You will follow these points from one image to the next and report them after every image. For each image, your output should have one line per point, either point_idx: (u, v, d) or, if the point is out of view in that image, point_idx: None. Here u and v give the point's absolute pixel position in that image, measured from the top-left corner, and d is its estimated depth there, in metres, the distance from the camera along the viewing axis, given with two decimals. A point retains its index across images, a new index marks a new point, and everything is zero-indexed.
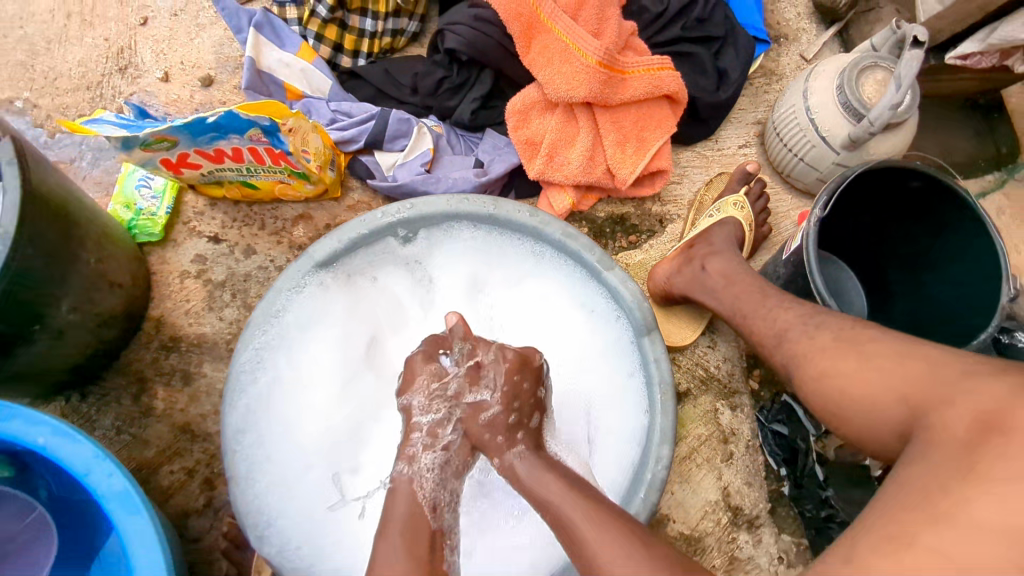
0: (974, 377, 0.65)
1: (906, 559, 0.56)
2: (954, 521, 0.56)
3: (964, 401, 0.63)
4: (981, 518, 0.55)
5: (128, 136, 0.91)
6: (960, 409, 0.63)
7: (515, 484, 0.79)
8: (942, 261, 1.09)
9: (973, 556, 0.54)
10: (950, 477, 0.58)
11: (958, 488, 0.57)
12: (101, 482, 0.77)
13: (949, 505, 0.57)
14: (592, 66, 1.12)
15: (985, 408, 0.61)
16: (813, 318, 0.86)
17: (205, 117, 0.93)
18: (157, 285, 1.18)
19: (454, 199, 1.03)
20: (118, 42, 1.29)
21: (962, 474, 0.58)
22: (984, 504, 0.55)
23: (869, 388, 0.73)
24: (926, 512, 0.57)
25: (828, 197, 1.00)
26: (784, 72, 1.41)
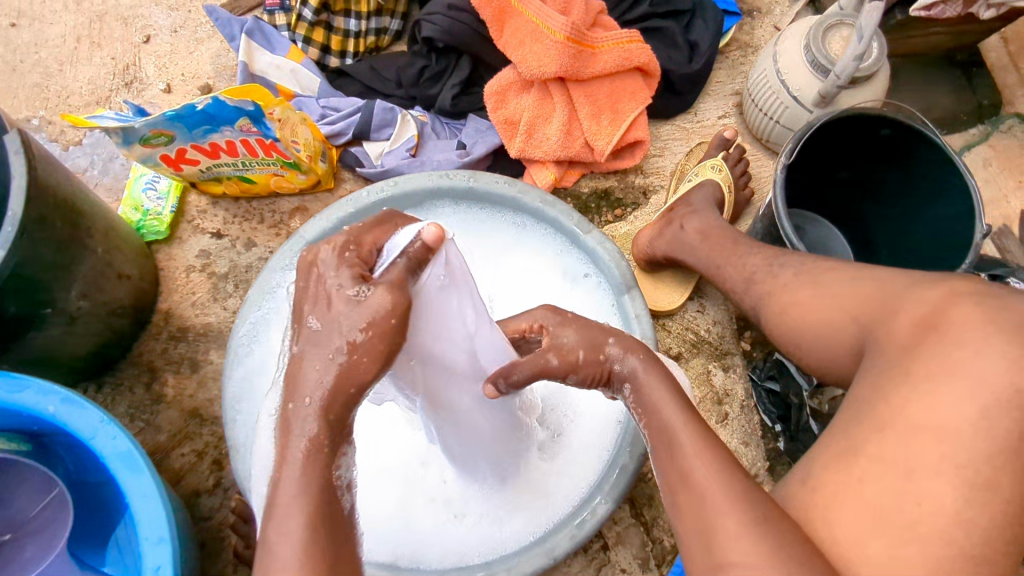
0: (919, 287, 0.70)
1: (854, 468, 0.62)
2: (893, 428, 0.61)
3: (913, 316, 0.68)
4: (920, 420, 0.60)
5: (126, 127, 0.99)
6: (902, 319, 0.68)
7: (636, 381, 0.74)
8: (919, 206, 1.10)
9: (912, 457, 0.59)
10: (890, 388, 0.63)
11: (895, 392, 0.63)
12: (107, 444, 0.80)
13: (891, 410, 0.62)
14: (560, 41, 1.16)
15: (922, 314, 0.67)
16: (779, 258, 0.93)
17: (195, 103, 1.00)
18: (165, 280, 1.24)
19: (435, 175, 1.09)
20: (124, 60, 1.39)
21: (900, 381, 0.63)
22: (920, 406, 0.61)
23: (820, 316, 0.79)
24: (874, 421, 0.63)
25: (794, 145, 1.03)
26: (758, 43, 1.44)
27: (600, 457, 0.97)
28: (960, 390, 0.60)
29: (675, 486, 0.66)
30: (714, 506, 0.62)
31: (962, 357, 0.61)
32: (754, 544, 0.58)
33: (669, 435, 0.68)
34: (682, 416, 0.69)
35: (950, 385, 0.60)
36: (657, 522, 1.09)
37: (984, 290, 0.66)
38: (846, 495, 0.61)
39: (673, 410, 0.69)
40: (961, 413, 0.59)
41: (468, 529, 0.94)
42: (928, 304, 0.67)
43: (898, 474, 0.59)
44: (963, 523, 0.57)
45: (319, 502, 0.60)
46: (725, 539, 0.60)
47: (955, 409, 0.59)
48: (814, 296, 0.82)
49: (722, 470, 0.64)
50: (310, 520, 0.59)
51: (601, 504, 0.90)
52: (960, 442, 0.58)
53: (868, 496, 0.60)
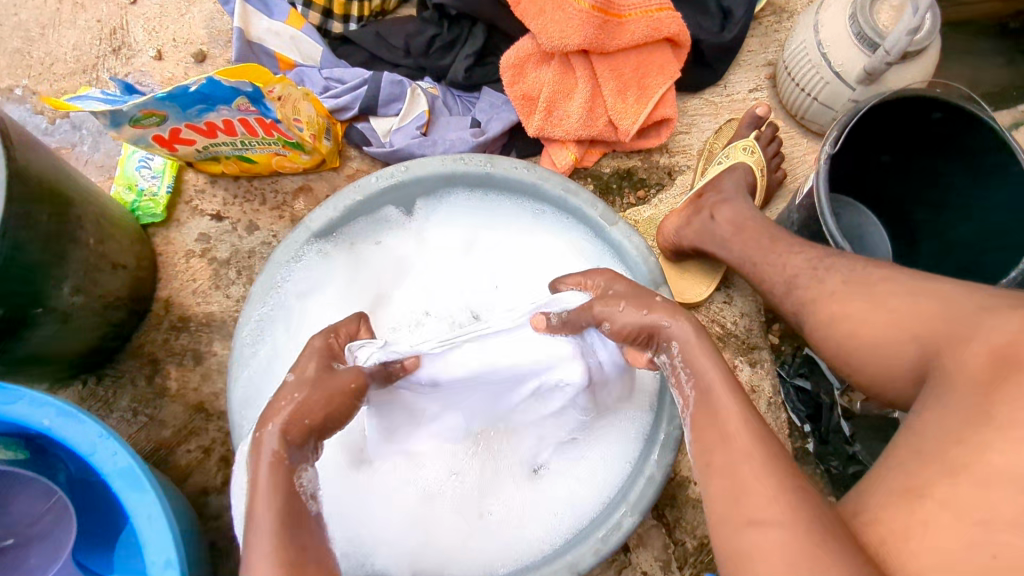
0: (994, 311, 0.64)
1: (920, 512, 0.57)
2: (969, 475, 0.56)
3: (987, 346, 0.62)
4: (1000, 468, 0.55)
5: (113, 109, 0.90)
6: (975, 346, 0.63)
7: (685, 341, 0.77)
8: (970, 195, 1.03)
9: (990, 507, 0.54)
10: (964, 428, 0.58)
11: (970, 432, 0.58)
12: (107, 460, 0.76)
13: (969, 454, 0.57)
14: (585, 10, 1.06)
15: (1000, 344, 0.61)
16: (824, 260, 0.87)
17: (189, 83, 0.91)
18: (164, 266, 1.18)
19: (449, 159, 1.02)
20: (109, 23, 1.29)
21: (975, 421, 0.58)
22: (1001, 452, 0.55)
23: (882, 332, 0.74)
24: (946, 464, 0.58)
25: (838, 132, 0.95)
26: (794, 8, 1.34)
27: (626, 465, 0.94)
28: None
29: (713, 447, 0.69)
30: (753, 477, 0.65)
31: None
32: None
33: (710, 396, 0.72)
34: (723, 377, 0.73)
35: None
36: (680, 522, 1.07)
37: None
38: (913, 541, 0.56)
39: (711, 372, 0.73)
40: None
41: (488, 541, 0.92)
42: (1007, 333, 0.61)
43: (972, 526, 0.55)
44: None
45: (287, 502, 0.69)
46: None
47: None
48: (870, 309, 0.76)
49: (755, 435, 0.68)
50: (276, 516, 0.67)
51: (626, 517, 0.87)
52: None
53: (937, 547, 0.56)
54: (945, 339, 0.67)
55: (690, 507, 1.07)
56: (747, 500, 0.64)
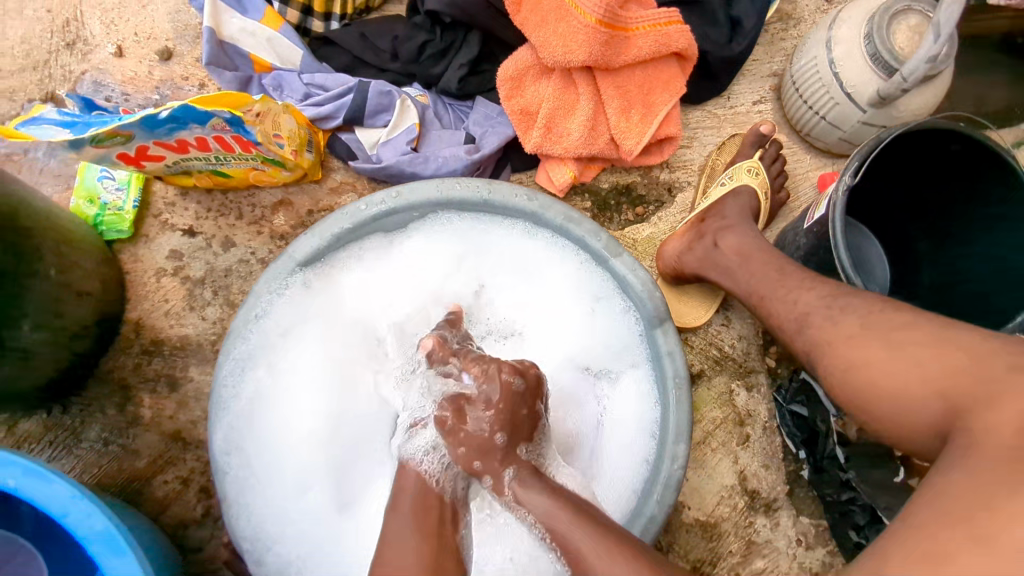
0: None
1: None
2: (998, 542, 0.52)
3: (1013, 400, 0.58)
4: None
5: (74, 138, 0.81)
6: (1005, 411, 0.58)
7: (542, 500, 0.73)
8: (976, 230, 1.00)
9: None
10: (989, 489, 0.54)
11: (999, 499, 0.53)
12: (81, 523, 0.72)
13: (996, 523, 0.52)
14: (591, 25, 0.99)
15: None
16: (838, 300, 0.79)
17: (158, 112, 0.84)
18: (132, 284, 1.10)
19: (444, 184, 0.95)
20: (63, 14, 1.17)
21: (1005, 487, 0.54)
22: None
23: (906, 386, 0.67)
24: (972, 529, 0.53)
25: (861, 161, 0.90)
26: (803, 15, 1.28)
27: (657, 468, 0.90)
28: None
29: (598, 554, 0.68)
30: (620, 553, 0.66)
31: None
32: None
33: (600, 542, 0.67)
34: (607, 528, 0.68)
35: None
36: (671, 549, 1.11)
37: None
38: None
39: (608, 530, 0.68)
40: None
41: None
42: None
43: None
44: None
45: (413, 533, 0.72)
46: None
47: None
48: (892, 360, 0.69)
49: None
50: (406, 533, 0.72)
51: None
52: None
53: None
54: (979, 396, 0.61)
55: (684, 531, 1.12)
56: None
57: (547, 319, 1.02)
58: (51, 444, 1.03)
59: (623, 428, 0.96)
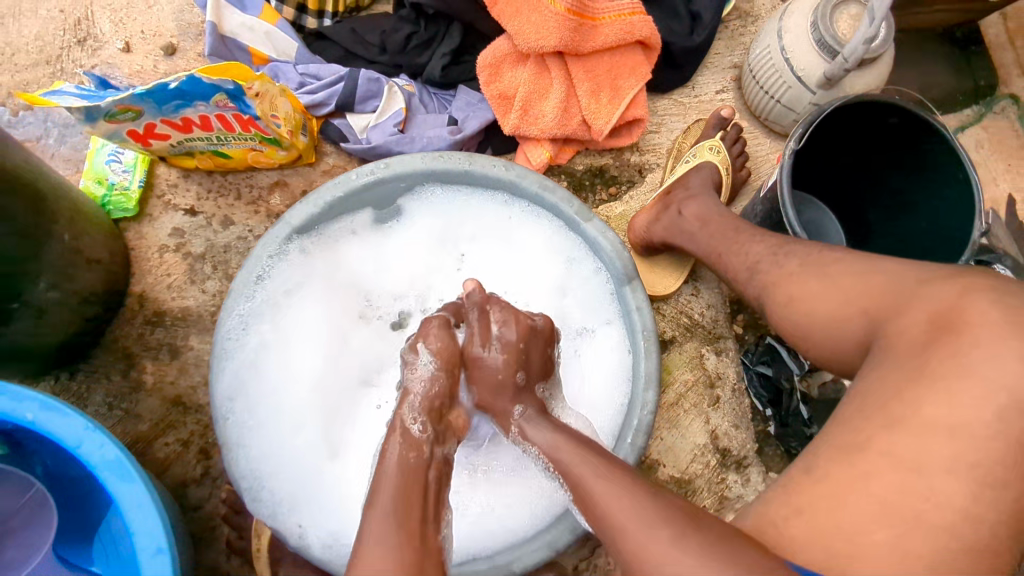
0: (933, 282, 0.66)
1: (860, 462, 0.60)
2: (906, 424, 0.60)
3: (920, 304, 0.66)
4: (931, 418, 0.59)
5: (89, 106, 0.90)
6: (913, 313, 0.66)
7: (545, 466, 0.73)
8: (911, 194, 1.10)
9: (924, 457, 0.58)
10: (901, 380, 0.62)
11: (907, 388, 0.61)
12: (93, 452, 0.76)
13: (900, 406, 0.61)
14: (561, 13, 1.10)
15: (936, 309, 0.64)
16: (783, 247, 0.86)
17: (166, 86, 0.93)
18: (137, 260, 1.16)
19: (429, 156, 1.01)
20: (74, 14, 1.26)
21: (912, 376, 0.61)
22: (932, 405, 0.59)
23: (834, 310, 0.74)
24: (883, 416, 0.61)
25: (804, 129, 0.99)
26: (759, 12, 1.39)
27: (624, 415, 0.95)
28: (975, 391, 0.58)
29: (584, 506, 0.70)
30: (619, 507, 0.65)
31: (981, 358, 0.59)
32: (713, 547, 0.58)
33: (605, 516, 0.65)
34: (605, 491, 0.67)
35: (967, 388, 0.59)
36: None
37: (997, 281, 0.64)
38: (850, 490, 0.60)
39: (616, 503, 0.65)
40: (974, 414, 0.58)
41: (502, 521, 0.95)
42: (944, 298, 0.64)
43: (906, 470, 0.58)
44: (972, 517, 0.56)
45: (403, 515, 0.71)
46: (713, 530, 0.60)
47: (970, 409, 0.58)
48: (824, 289, 0.76)
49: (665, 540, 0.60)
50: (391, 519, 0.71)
51: None
52: (974, 441, 0.57)
53: (874, 489, 0.59)
54: (895, 305, 0.68)
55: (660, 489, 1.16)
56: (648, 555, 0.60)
57: (525, 283, 1.10)
58: None
59: (593, 381, 1.04)
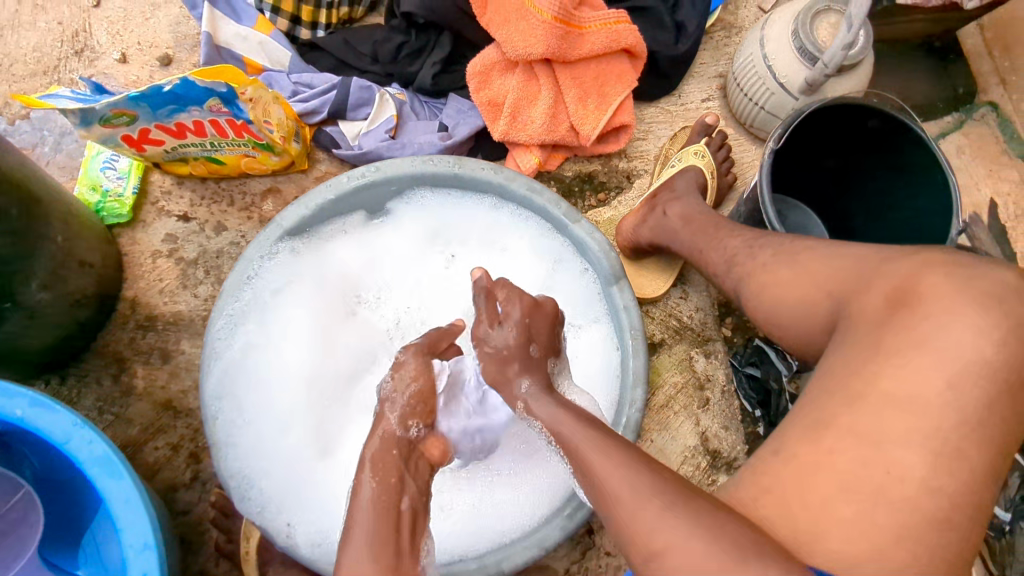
0: (893, 260, 0.68)
1: (825, 440, 0.61)
2: (866, 399, 0.61)
3: (879, 282, 0.68)
4: (891, 392, 0.60)
5: (84, 109, 0.92)
6: (873, 291, 0.67)
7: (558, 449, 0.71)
8: (892, 196, 1.12)
9: (886, 430, 0.59)
10: (857, 358, 0.64)
11: (866, 364, 0.63)
12: (81, 448, 0.76)
13: (862, 383, 0.62)
14: (547, 21, 1.13)
15: (892, 287, 0.66)
16: (757, 240, 0.89)
17: (161, 91, 0.95)
18: (129, 265, 1.17)
19: (419, 159, 1.03)
20: (72, 26, 1.29)
21: (870, 352, 0.63)
22: (891, 378, 0.61)
23: (802, 294, 0.76)
24: (845, 393, 0.62)
25: (783, 130, 1.01)
26: (743, 24, 1.43)
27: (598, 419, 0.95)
28: (932, 362, 0.60)
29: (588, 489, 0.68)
30: (625, 497, 0.63)
31: (930, 328, 0.61)
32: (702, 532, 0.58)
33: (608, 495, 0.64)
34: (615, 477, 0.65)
35: (922, 357, 0.60)
36: None
37: (954, 258, 0.66)
38: (818, 468, 0.60)
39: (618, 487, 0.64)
40: (929, 385, 0.59)
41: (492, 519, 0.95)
42: (900, 275, 0.66)
43: (868, 446, 0.59)
44: (930, 488, 0.57)
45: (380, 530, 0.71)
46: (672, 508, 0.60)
47: (923, 380, 0.60)
48: (795, 275, 0.78)
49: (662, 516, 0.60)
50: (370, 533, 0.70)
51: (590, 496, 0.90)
52: (929, 413, 0.59)
53: (839, 465, 0.60)
54: (857, 285, 0.70)
55: None
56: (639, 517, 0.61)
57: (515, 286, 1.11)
58: None
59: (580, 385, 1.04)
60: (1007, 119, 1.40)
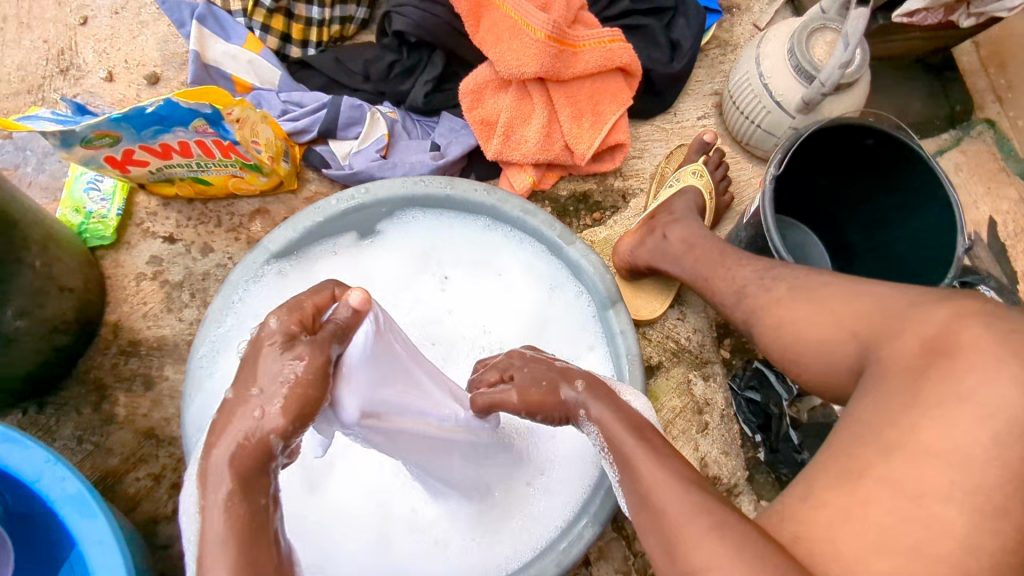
0: (927, 308, 0.65)
1: (859, 490, 0.58)
2: (908, 450, 0.58)
3: (913, 328, 0.64)
4: (931, 444, 0.57)
5: (64, 130, 0.89)
6: (906, 338, 0.64)
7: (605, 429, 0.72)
8: (892, 216, 1.10)
9: (922, 483, 0.56)
10: (895, 407, 0.60)
11: (902, 414, 0.59)
12: (53, 487, 0.73)
13: (901, 433, 0.58)
14: (541, 40, 1.11)
15: (929, 335, 0.63)
16: (769, 271, 0.87)
17: (144, 110, 0.92)
18: (112, 289, 1.14)
19: (410, 181, 1.01)
20: (58, 44, 1.26)
21: (906, 402, 0.60)
22: (931, 429, 0.57)
23: (823, 333, 0.74)
24: (881, 443, 0.59)
25: (782, 154, 1.00)
26: (738, 41, 1.42)
27: (576, 487, 0.94)
28: (972, 416, 0.56)
29: (631, 493, 0.68)
30: (673, 522, 0.62)
31: (977, 382, 0.57)
32: (724, 550, 0.58)
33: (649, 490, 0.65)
34: (657, 470, 0.66)
35: (962, 412, 0.57)
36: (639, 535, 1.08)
37: (989, 310, 0.62)
38: (851, 519, 0.57)
39: (664, 489, 0.64)
40: (972, 437, 0.56)
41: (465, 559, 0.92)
42: (936, 325, 0.63)
43: (907, 498, 0.56)
44: (973, 548, 0.54)
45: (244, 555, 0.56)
46: (691, 544, 0.60)
47: (967, 434, 0.56)
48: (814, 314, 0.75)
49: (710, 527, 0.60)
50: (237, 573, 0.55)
51: (587, 527, 0.87)
52: (973, 469, 0.55)
53: (873, 516, 0.56)
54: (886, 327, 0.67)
55: None
56: (683, 544, 0.61)
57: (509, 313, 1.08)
58: None
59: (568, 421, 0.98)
60: (1004, 136, 1.39)
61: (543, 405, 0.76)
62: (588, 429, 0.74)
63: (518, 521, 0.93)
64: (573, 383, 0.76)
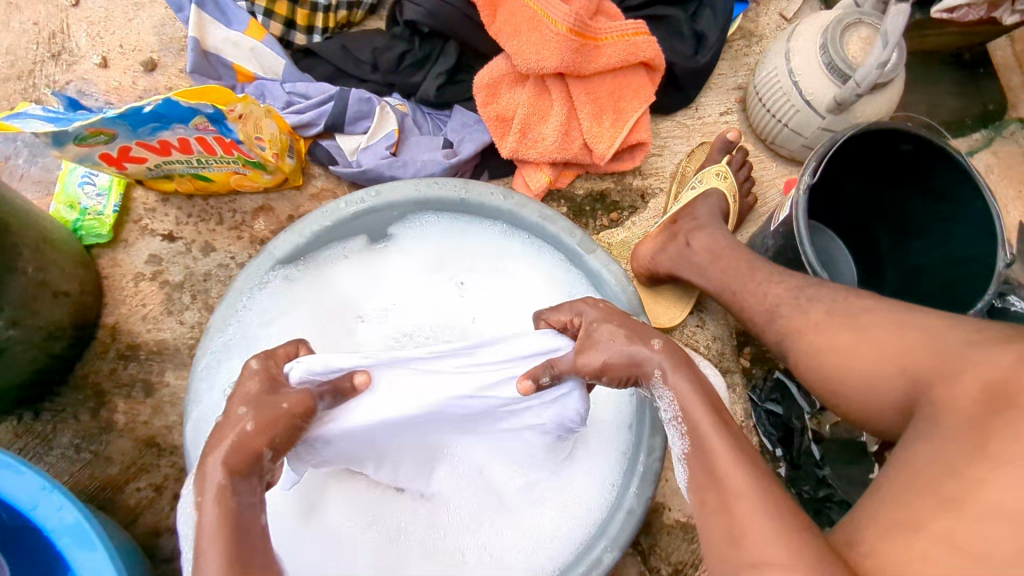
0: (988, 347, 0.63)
1: (915, 546, 0.54)
2: (968, 508, 0.54)
3: (975, 372, 0.62)
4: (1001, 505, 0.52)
5: (56, 130, 0.83)
6: (965, 382, 0.62)
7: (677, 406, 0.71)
8: (925, 225, 1.06)
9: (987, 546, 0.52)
10: (958, 457, 0.57)
11: (966, 465, 0.56)
12: (50, 516, 0.69)
13: (962, 489, 0.55)
14: (562, 33, 1.05)
15: (992, 380, 0.60)
16: (806, 290, 0.87)
17: (141, 107, 0.86)
18: (110, 289, 1.09)
19: (423, 183, 0.97)
20: (49, 27, 1.19)
21: (971, 456, 0.56)
22: (996, 487, 0.53)
23: (868, 368, 0.74)
24: (940, 498, 0.56)
25: (818, 162, 0.95)
26: (764, 32, 1.35)
27: (589, 515, 0.90)
28: None
29: (697, 478, 0.67)
30: (745, 511, 0.61)
31: None
32: (788, 551, 0.57)
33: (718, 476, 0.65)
34: (729, 456, 0.65)
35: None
36: (653, 550, 1.07)
37: None
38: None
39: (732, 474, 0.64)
40: None
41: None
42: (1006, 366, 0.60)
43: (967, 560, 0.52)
44: None
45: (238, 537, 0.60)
46: (757, 540, 0.59)
47: None
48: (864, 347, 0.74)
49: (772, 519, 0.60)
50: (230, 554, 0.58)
51: (607, 552, 0.85)
52: None
53: None
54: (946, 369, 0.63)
55: (665, 533, 1.07)
56: (745, 539, 0.60)
57: None
58: (20, 452, 1.00)
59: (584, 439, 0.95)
60: None
61: (611, 364, 0.75)
62: (662, 394, 0.73)
63: (526, 547, 0.89)
64: (651, 343, 0.74)
